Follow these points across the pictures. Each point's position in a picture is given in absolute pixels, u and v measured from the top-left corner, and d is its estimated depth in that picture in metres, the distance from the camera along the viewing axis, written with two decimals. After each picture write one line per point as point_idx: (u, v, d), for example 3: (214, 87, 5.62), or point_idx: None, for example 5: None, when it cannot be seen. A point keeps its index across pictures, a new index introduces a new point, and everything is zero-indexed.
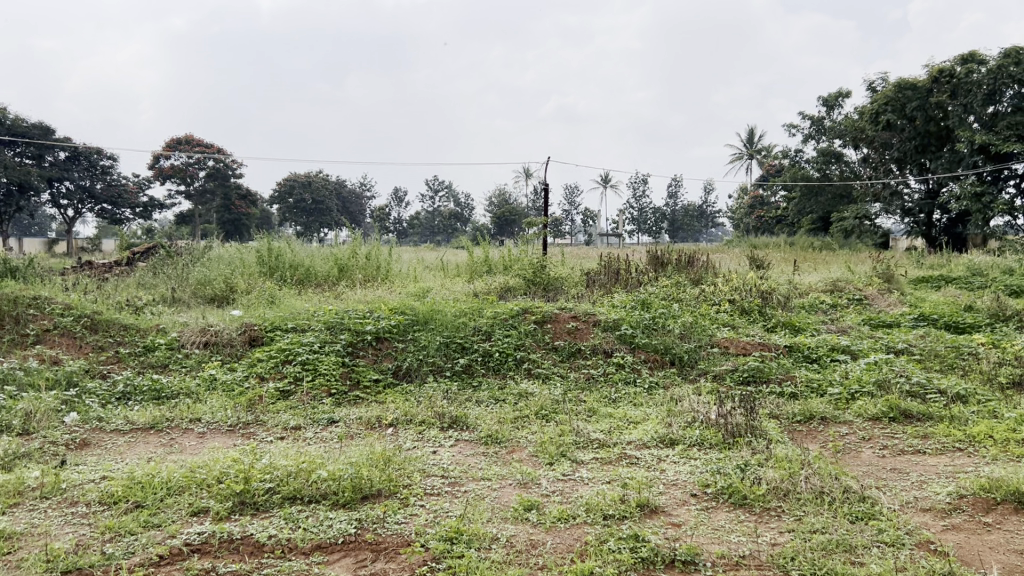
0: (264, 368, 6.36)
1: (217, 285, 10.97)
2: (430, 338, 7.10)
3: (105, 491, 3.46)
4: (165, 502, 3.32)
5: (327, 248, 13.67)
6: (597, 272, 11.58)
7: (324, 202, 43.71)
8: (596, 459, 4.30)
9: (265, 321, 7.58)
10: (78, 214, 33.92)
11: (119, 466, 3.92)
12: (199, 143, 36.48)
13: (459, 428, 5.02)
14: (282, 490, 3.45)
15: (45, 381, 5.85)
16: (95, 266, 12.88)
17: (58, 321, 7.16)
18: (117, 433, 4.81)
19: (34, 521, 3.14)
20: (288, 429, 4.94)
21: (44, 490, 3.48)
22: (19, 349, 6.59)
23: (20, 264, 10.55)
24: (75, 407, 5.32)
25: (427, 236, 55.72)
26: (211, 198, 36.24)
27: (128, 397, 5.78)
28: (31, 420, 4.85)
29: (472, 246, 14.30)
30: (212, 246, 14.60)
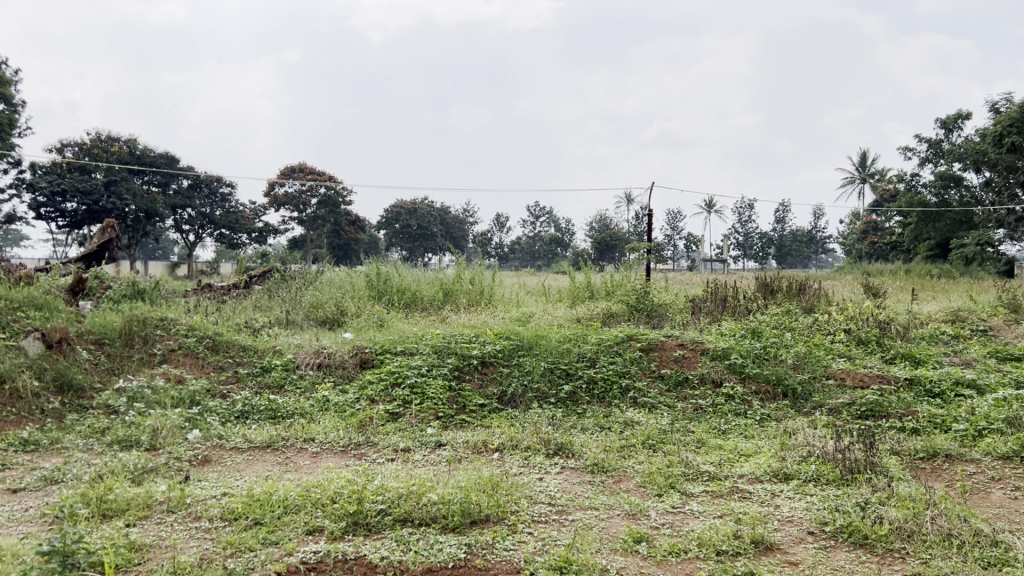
0: (374, 391, 6.50)
1: (328, 309, 11.31)
2: (535, 363, 7.11)
3: (226, 507, 3.58)
4: (283, 520, 3.42)
5: (432, 272, 13.91)
6: (704, 298, 11.41)
7: (429, 228, 44.49)
8: (706, 492, 4.21)
9: (375, 344, 7.74)
10: (198, 239, 35.60)
11: (239, 483, 4.06)
12: (312, 171, 37.75)
13: (565, 455, 5.00)
14: (393, 512, 3.49)
15: (171, 399, 6.13)
16: (216, 289, 13.47)
17: (182, 341, 7.50)
18: (235, 450, 4.99)
19: (162, 534, 3.28)
20: (397, 451, 5.02)
21: (171, 504, 3.64)
22: (148, 368, 6.94)
23: (147, 286, 11.13)
24: (198, 425, 5.55)
25: (527, 262, 55.96)
26: (322, 224, 37.44)
27: (246, 416, 6.00)
28: (158, 436, 5.10)
29: (574, 271, 14.30)
30: (323, 270, 15.07)
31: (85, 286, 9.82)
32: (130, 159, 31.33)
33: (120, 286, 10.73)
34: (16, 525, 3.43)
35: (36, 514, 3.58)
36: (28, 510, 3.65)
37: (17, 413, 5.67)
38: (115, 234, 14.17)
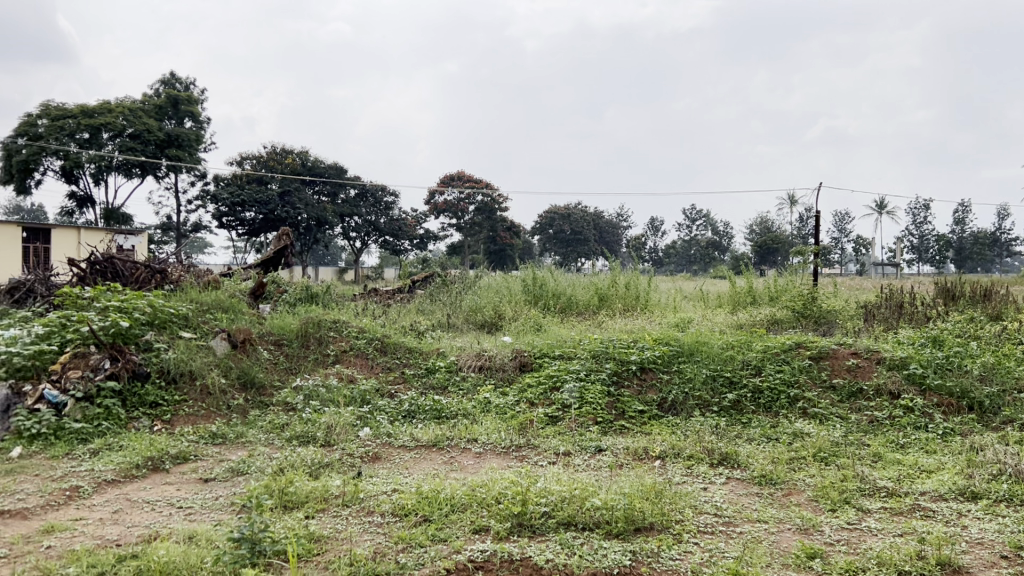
0: (534, 394, 6.56)
1: (487, 312, 11.52)
2: (696, 370, 6.97)
3: (397, 503, 3.71)
4: (450, 518, 3.50)
5: (588, 277, 13.90)
6: (876, 305, 10.83)
7: (582, 233, 44.41)
8: (884, 509, 3.99)
9: (534, 347, 7.81)
10: (364, 246, 37.17)
11: (408, 480, 4.20)
12: (470, 178, 38.60)
13: (730, 466, 4.87)
14: (557, 515, 3.51)
15: (344, 398, 6.43)
16: (381, 293, 14.00)
17: (353, 342, 7.84)
18: (404, 448, 5.16)
19: (338, 526, 3.44)
20: (558, 454, 5.04)
21: (345, 498, 3.81)
22: (322, 368, 7.30)
23: (319, 290, 11.72)
24: (368, 423, 5.78)
25: (683, 266, 54.98)
26: (479, 231, 38.23)
27: (413, 415, 6.20)
28: (332, 433, 5.35)
29: (735, 276, 13.92)
30: (481, 275, 15.38)
31: (265, 290, 10.46)
32: (302, 170, 33.10)
33: (295, 290, 11.35)
34: (208, 512, 3.69)
35: (225, 502, 3.83)
36: (218, 499, 3.91)
37: (207, 408, 6.10)
38: (290, 241, 14.99)
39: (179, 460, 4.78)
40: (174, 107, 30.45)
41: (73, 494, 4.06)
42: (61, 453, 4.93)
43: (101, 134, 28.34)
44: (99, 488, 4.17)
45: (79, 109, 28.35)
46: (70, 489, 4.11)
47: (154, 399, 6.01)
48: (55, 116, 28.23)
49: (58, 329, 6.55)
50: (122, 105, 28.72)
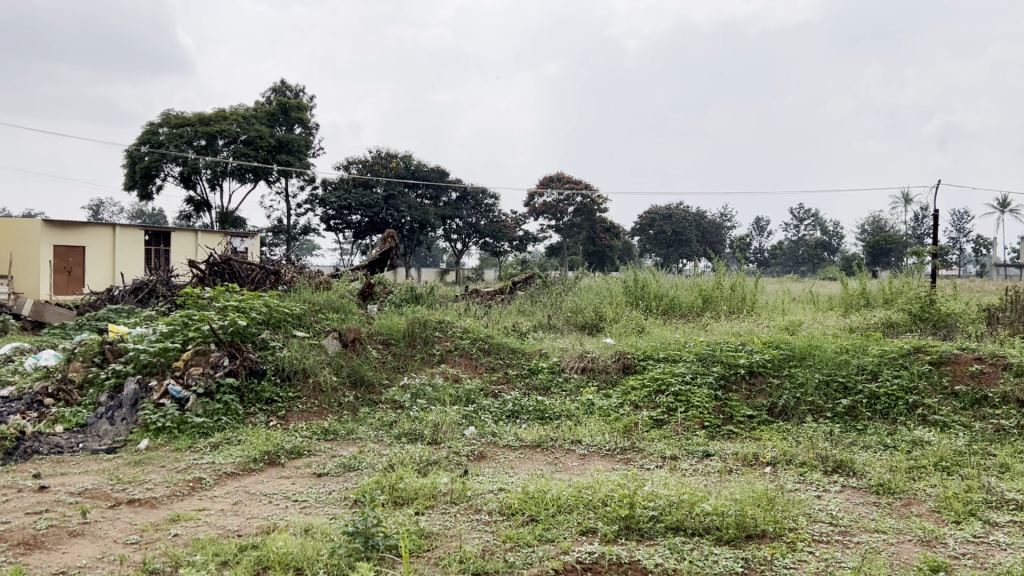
0: (638, 397, 6.51)
1: (588, 314, 11.48)
2: (808, 374, 6.77)
3: (503, 502, 3.74)
4: (557, 519, 3.50)
5: (692, 278, 13.68)
6: (1000, 308, 10.27)
7: (684, 234, 43.73)
8: (1014, 523, 3.78)
9: (638, 349, 7.74)
10: (465, 248, 37.60)
11: (514, 480, 4.22)
12: (570, 179, 38.38)
13: (845, 473, 4.71)
14: (665, 519, 3.46)
15: (449, 397, 6.52)
16: (483, 294, 14.13)
17: (458, 342, 7.94)
18: (509, 448, 5.20)
19: (447, 523, 3.49)
20: (665, 458, 4.98)
21: (453, 496, 3.86)
22: (428, 367, 7.42)
23: (423, 291, 11.93)
24: (474, 422, 5.84)
25: (790, 267, 53.52)
26: (579, 232, 38.17)
27: (517, 415, 6.23)
28: (439, 431, 5.43)
29: (847, 277, 13.46)
30: (583, 276, 15.35)
31: (372, 291, 10.71)
32: (405, 174, 33.74)
33: (400, 291, 11.57)
34: (323, 506, 3.80)
35: (338, 496, 3.94)
36: (332, 493, 4.02)
37: (319, 405, 6.29)
38: (395, 243, 15.30)
39: (294, 455, 4.94)
40: (285, 114, 31.46)
41: (196, 484, 4.25)
42: (184, 446, 5.17)
43: (217, 141, 29.56)
44: (220, 480, 4.35)
45: (197, 117, 29.66)
46: (193, 480, 4.31)
47: (269, 396, 6.24)
48: (175, 124, 29.63)
49: (181, 327, 6.87)
50: (237, 113, 29.90)
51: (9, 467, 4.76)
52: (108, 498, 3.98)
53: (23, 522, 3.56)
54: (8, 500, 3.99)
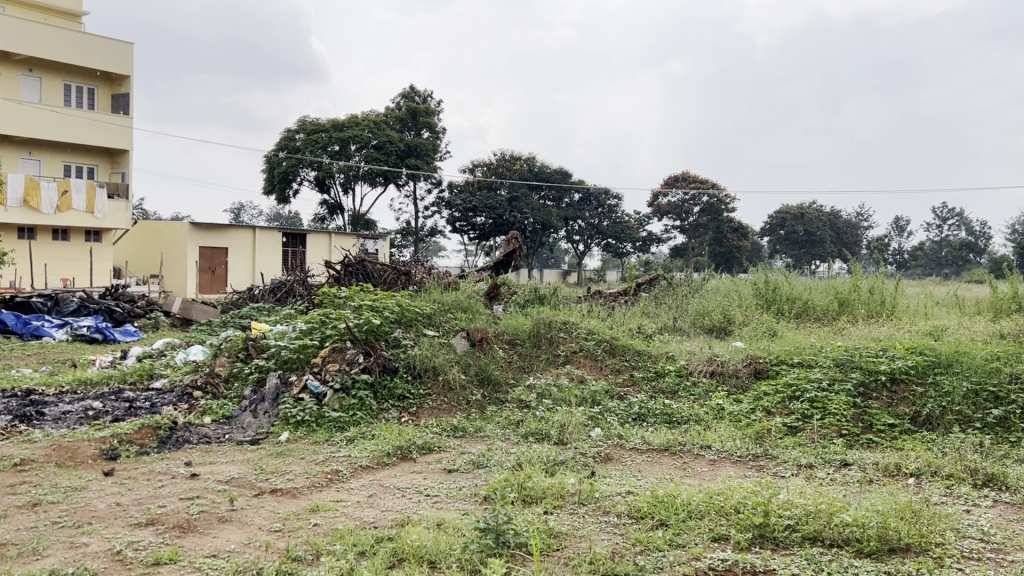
0: (770, 402, 6.34)
1: (716, 317, 11.25)
2: (955, 382, 6.40)
3: (632, 505, 3.72)
4: (688, 524, 3.46)
5: (825, 281, 13.19)
6: None
7: (817, 234, 42.13)
8: None
9: (770, 354, 7.54)
10: (588, 249, 37.47)
11: (642, 484, 4.18)
12: (696, 179, 37.78)
13: (997, 488, 4.44)
14: (802, 529, 3.36)
15: (575, 397, 6.52)
16: (607, 295, 14.07)
17: (583, 344, 7.94)
18: (636, 451, 5.16)
19: (576, 523, 3.50)
20: (800, 466, 4.83)
21: (582, 497, 3.86)
22: (554, 368, 7.45)
23: (547, 292, 11.99)
24: (600, 423, 5.83)
25: (932, 269, 50.78)
26: (705, 232, 37.45)
27: (644, 418, 6.18)
28: (565, 432, 5.45)
29: (997, 279, 12.66)
30: (710, 278, 15.06)
31: (497, 291, 10.84)
32: (529, 175, 33.98)
33: (524, 292, 11.67)
34: (453, 501, 3.88)
35: (468, 493, 4.01)
36: (462, 489, 4.10)
37: (448, 402, 6.42)
38: (519, 245, 15.41)
39: (425, 451, 5.06)
40: (413, 119, 32.11)
41: (333, 476, 4.41)
42: (322, 439, 5.38)
43: (349, 146, 30.59)
44: (355, 473, 4.51)
45: (331, 124, 30.80)
46: (331, 472, 4.48)
47: (401, 392, 6.41)
48: (310, 131, 30.88)
49: (319, 325, 7.17)
50: (368, 119, 30.86)
51: (163, 454, 5.09)
52: (254, 486, 4.19)
53: (177, 507, 3.79)
54: (163, 485, 4.26)
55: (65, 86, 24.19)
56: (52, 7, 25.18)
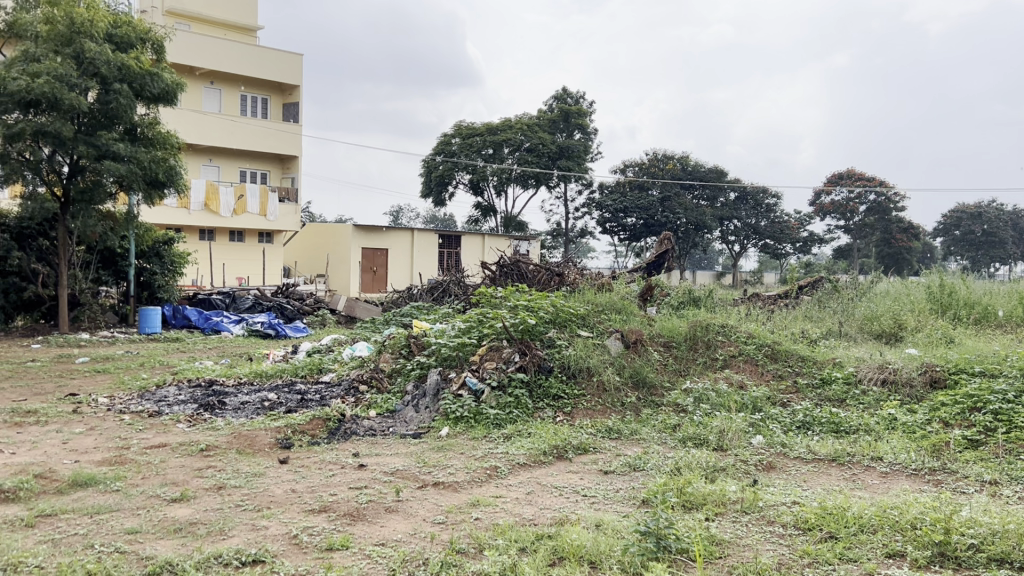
0: (948, 414, 5.96)
1: (885, 322, 10.69)
2: None
3: (799, 516, 3.59)
4: (860, 538, 3.31)
5: (1008, 284, 12.28)
6: None
7: (998, 234, 39.14)
8: None
9: (948, 361, 7.10)
10: (743, 250, 36.41)
11: (808, 494, 4.03)
12: (861, 176, 35.98)
13: None
14: (987, 549, 3.13)
15: (735, 403, 6.36)
16: (766, 298, 13.68)
17: (742, 348, 7.74)
18: (800, 460, 4.99)
19: (740, 532, 3.42)
20: (982, 482, 4.51)
21: (744, 505, 3.77)
22: (711, 372, 7.31)
23: (703, 293, 11.75)
24: (761, 430, 5.66)
25: None
26: (871, 233, 35.59)
27: (808, 427, 5.95)
28: (725, 438, 5.33)
29: None
30: (878, 280, 14.31)
31: (652, 293, 10.74)
32: (683, 176, 33.47)
33: (678, 293, 11.51)
34: (612, 503, 3.87)
35: (626, 495, 3.99)
36: (620, 491, 4.08)
37: (604, 403, 6.42)
38: (671, 245, 15.17)
39: (581, 451, 5.08)
40: (566, 121, 31.86)
41: (493, 472, 4.50)
42: (480, 435, 5.50)
43: (503, 149, 31.29)
44: (513, 470, 4.58)
45: (485, 128, 31.51)
46: (490, 468, 4.57)
47: (556, 392, 6.45)
48: (466, 135, 31.78)
49: (477, 324, 7.33)
50: (522, 122, 31.24)
51: (332, 445, 5.34)
52: (418, 478, 4.34)
53: (348, 495, 3.98)
54: (334, 474, 4.48)
55: (242, 96, 25.81)
56: (232, 23, 26.93)
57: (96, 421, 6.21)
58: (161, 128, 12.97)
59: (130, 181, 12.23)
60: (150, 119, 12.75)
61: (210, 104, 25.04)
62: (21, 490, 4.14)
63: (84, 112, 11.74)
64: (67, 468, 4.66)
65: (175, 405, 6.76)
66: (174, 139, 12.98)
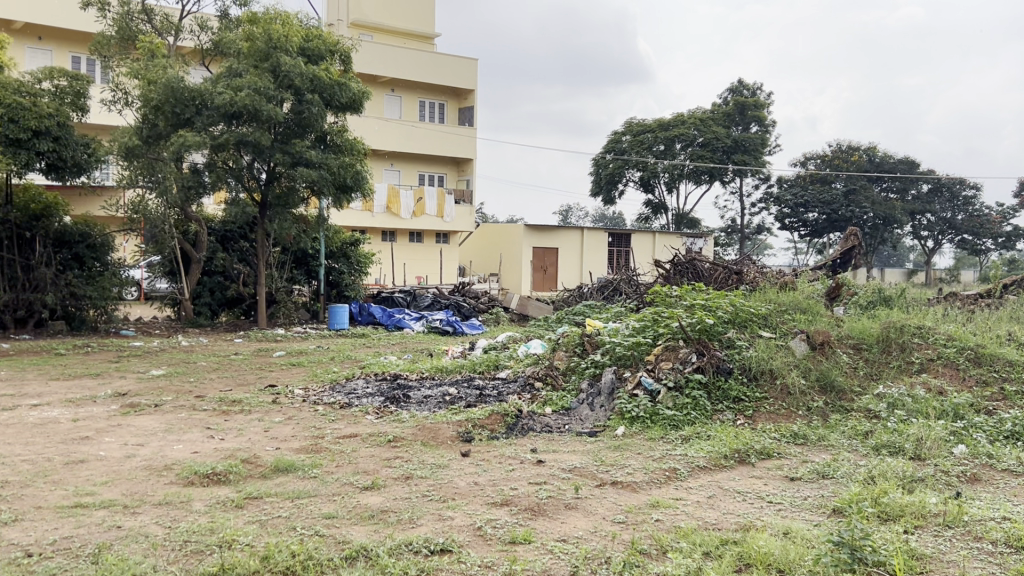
0: None
1: None
2: None
3: (1011, 533, 3.33)
4: None
5: None
6: None
7: None
8: None
9: None
10: (937, 245, 34.05)
11: (1021, 510, 3.71)
12: None
13: None
14: None
15: (933, 410, 5.97)
16: (964, 297, 12.75)
17: (941, 351, 7.25)
18: (1010, 473, 4.61)
19: (942, 546, 3.21)
20: None
21: (947, 519, 3.53)
22: (906, 376, 6.88)
23: (894, 292, 11.06)
24: (964, 440, 5.28)
25: None
26: None
27: (1018, 438, 5.49)
28: (922, 446, 5.02)
29: None
30: None
31: (839, 292, 10.25)
32: (869, 168, 31.73)
33: (866, 293, 10.92)
34: (799, 511, 3.73)
35: (816, 504, 3.83)
36: (808, 499, 3.93)
37: (787, 407, 6.20)
38: (857, 242, 14.38)
39: (764, 456, 4.92)
40: (742, 114, 30.89)
41: (672, 474, 4.45)
42: (658, 436, 5.45)
43: (675, 145, 30.86)
44: (693, 472, 4.51)
45: (657, 124, 31.18)
46: (670, 469, 4.52)
47: (737, 394, 6.28)
48: (638, 132, 31.75)
49: (651, 323, 7.26)
50: (695, 116, 30.59)
51: (510, 440, 5.45)
52: (596, 477, 4.35)
53: (528, 490, 4.05)
54: (514, 469, 4.56)
55: (420, 102, 26.81)
56: (411, 32, 27.99)
57: (293, 411, 6.64)
58: (349, 135, 13.66)
59: (321, 186, 12.96)
60: (338, 127, 13.48)
61: (391, 111, 26.16)
62: (230, 473, 4.49)
63: (280, 122, 12.55)
64: (269, 454, 5.01)
65: (362, 398, 7.11)
66: (361, 145, 13.61)
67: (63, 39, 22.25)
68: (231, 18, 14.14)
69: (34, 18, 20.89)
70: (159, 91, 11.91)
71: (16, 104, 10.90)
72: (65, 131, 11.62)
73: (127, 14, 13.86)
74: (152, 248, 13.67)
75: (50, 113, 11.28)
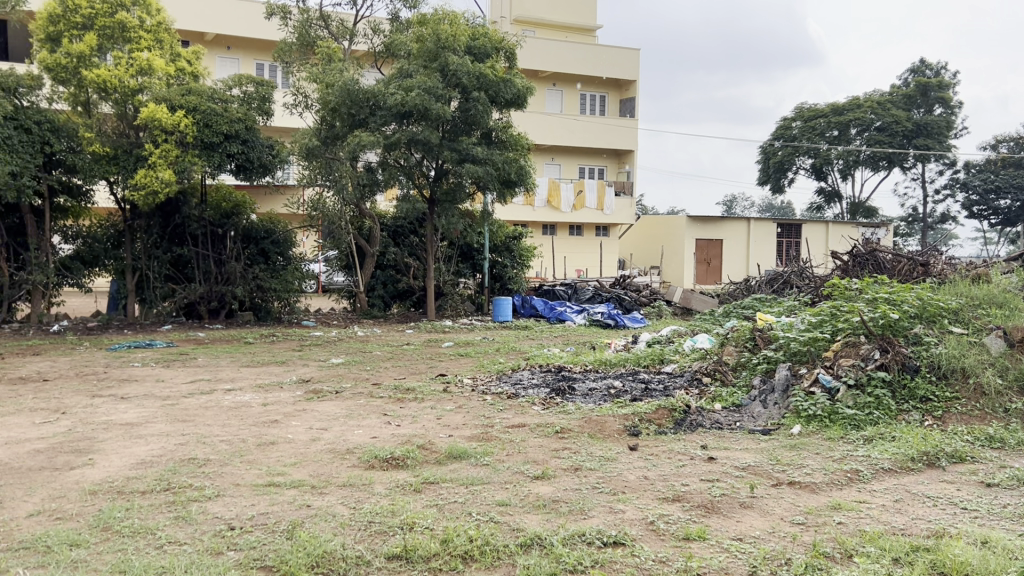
0: None
1: None
2: None
3: None
4: None
5: None
6: None
7: None
8: None
9: None
10: None
11: None
12: None
13: None
14: None
15: None
16: None
17: None
18: None
19: None
20: None
21: None
22: None
23: None
24: None
25: None
26: None
27: None
28: None
29: None
30: None
31: None
32: None
33: None
34: (998, 520, 3.48)
35: (1017, 512, 3.57)
36: (1008, 507, 3.66)
37: (982, 409, 5.78)
38: None
39: (956, 460, 4.62)
40: (924, 95, 29.03)
41: (854, 476, 4.25)
42: (837, 436, 5.23)
43: (850, 130, 29.39)
44: (877, 474, 4.29)
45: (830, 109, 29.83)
46: (851, 471, 4.32)
47: (924, 394, 5.93)
48: (810, 117, 30.50)
49: (829, 318, 6.98)
50: (873, 99, 29.03)
51: (679, 435, 5.38)
52: (772, 476, 4.23)
53: (701, 487, 3.99)
54: (684, 465, 4.50)
55: (582, 95, 26.83)
56: (573, 25, 28.04)
57: (463, 400, 6.83)
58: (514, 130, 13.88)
59: (487, 181, 13.24)
60: (504, 123, 13.70)
61: (553, 105, 26.34)
62: (408, 458, 4.68)
63: (448, 120, 12.93)
64: (443, 441, 5.18)
65: (529, 389, 7.21)
66: (525, 140, 13.78)
67: (249, 48, 23.79)
68: (402, 20, 14.67)
69: (223, 29, 22.45)
70: (337, 94, 12.60)
71: (211, 111, 11.75)
72: (252, 135, 12.44)
73: (306, 22, 14.67)
74: (330, 244, 14.49)
75: (239, 118, 12.13)
